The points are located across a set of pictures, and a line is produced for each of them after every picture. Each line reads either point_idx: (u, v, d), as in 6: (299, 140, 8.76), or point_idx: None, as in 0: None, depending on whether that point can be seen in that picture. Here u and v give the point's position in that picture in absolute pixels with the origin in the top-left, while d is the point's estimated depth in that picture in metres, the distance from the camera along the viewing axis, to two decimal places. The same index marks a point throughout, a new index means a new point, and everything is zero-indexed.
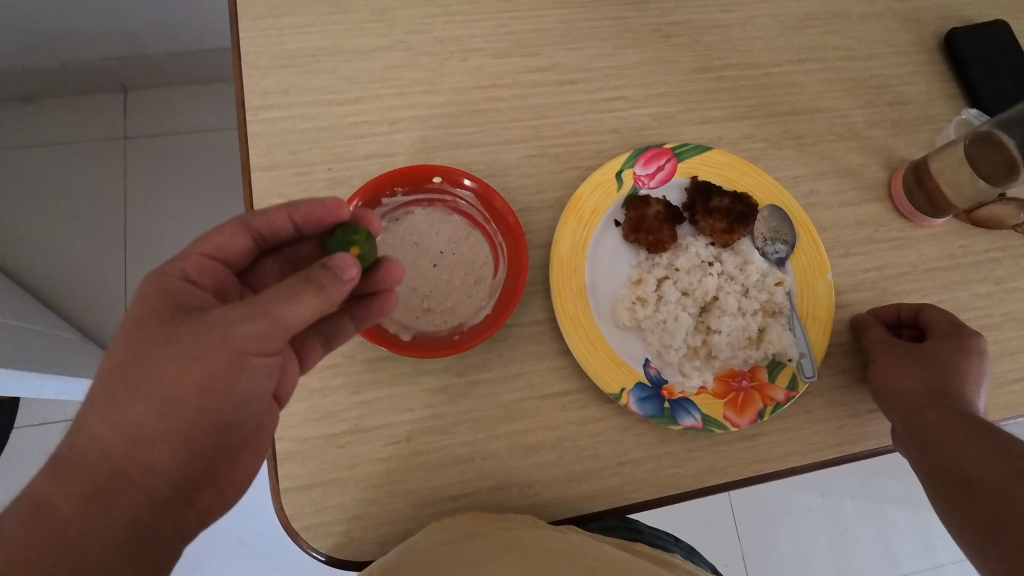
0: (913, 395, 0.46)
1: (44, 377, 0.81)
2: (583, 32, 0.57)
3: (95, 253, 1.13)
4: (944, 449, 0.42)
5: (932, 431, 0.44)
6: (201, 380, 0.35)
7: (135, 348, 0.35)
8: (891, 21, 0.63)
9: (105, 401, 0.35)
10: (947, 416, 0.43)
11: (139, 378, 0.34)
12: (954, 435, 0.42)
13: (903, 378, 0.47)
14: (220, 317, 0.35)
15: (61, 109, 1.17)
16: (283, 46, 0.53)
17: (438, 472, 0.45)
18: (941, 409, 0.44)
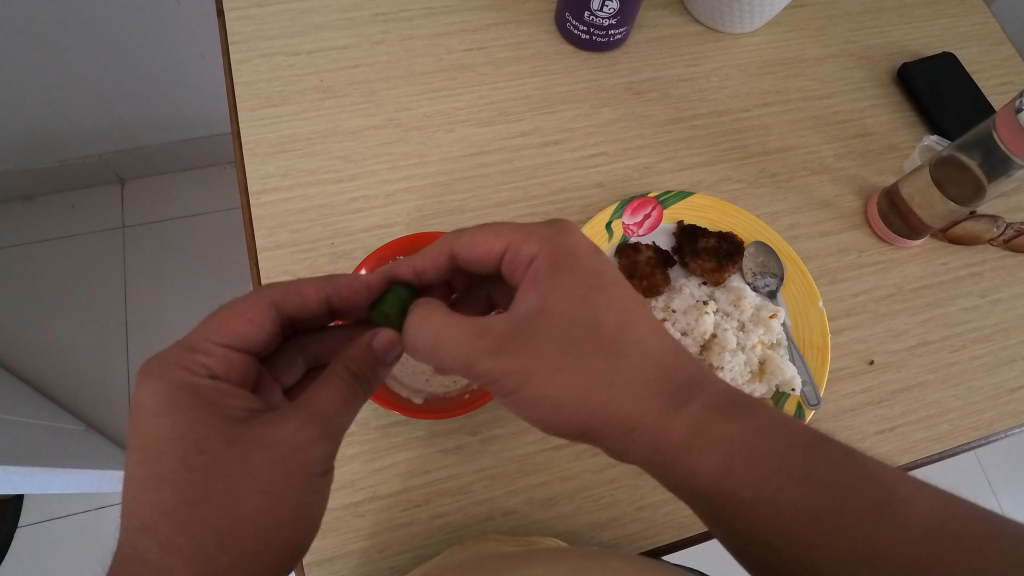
0: (671, 404, 0.35)
1: (51, 472, 0.80)
2: (560, 96, 0.61)
3: (97, 342, 1.14)
4: (760, 484, 0.34)
5: (692, 457, 0.34)
6: (285, 508, 0.34)
7: (206, 485, 0.33)
8: (846, 60, 0.67)
9: (164, 547, 0.32)
10: (744, 447, 0.34)
11: (215, 517, 0.33)
12: (755, 472, 0.34)
13: (626, 383, 0.36)
14: (284, 432, 0.35)
15: (60, 205, 1.21)
16: (280, 132, 0.56)
17: (460, 534, 0.46)
18: (738, 434, 0.35)
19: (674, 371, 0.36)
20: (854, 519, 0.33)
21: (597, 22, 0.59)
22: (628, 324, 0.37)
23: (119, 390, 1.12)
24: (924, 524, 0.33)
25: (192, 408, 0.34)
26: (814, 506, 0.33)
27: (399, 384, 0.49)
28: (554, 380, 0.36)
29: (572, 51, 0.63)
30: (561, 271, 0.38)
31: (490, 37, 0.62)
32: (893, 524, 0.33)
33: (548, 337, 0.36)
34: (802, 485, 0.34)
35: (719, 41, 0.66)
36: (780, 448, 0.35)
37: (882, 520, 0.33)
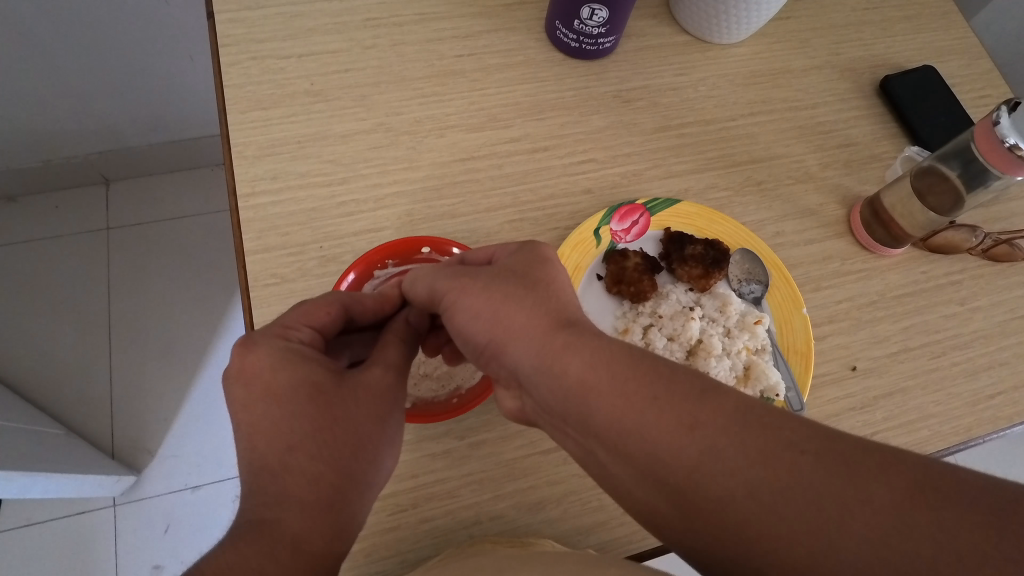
0: (555, 321, 0.36)
1: (31, 477, 0.80)
2: (550, 103, 0.62)
3: (79, 344, 1.13)
4: (616, 386, 0.33)
5: (559, 363, 0.34)
6: (388, 431, 0.38)
7: (333, 410, 0.36)
8: (831, 72, 0.68)
9: (316, 460, 0.35)
10: (612, 356, 0.34)
11: (341, 431, 0.36)
12: (617, 374, 0.33)
13: (524, 300, 0.37)
14: (377, 377, 0.39)
15: (43, 205, 1.19)
16: (270, 135, 0.56)
17: (447, 538, 0.46)
18: (606, 346, 0.35)
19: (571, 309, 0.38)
20: (699, 417, 0.31)
21: (587, 31, 0.60)
22: (547, 275, 0.40)
23: (100, 393, 1.11)
24: (772, 427, 0.30)
25: (304, 359, 0.37)
26: (661, 405, 0.32)
27: None
28: (476, 298, 0.38)
29: (562, 59, 0.64)
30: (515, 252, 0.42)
31: (481, 43, 0.63)
32: (736, 421, 0.31)
33: (477, 280, 0.39)
34: (658, 389, 0.32)
35: (707, 51, 0.67)
36: (644, 360, 0.34)
37: (724, 420, 0.31)
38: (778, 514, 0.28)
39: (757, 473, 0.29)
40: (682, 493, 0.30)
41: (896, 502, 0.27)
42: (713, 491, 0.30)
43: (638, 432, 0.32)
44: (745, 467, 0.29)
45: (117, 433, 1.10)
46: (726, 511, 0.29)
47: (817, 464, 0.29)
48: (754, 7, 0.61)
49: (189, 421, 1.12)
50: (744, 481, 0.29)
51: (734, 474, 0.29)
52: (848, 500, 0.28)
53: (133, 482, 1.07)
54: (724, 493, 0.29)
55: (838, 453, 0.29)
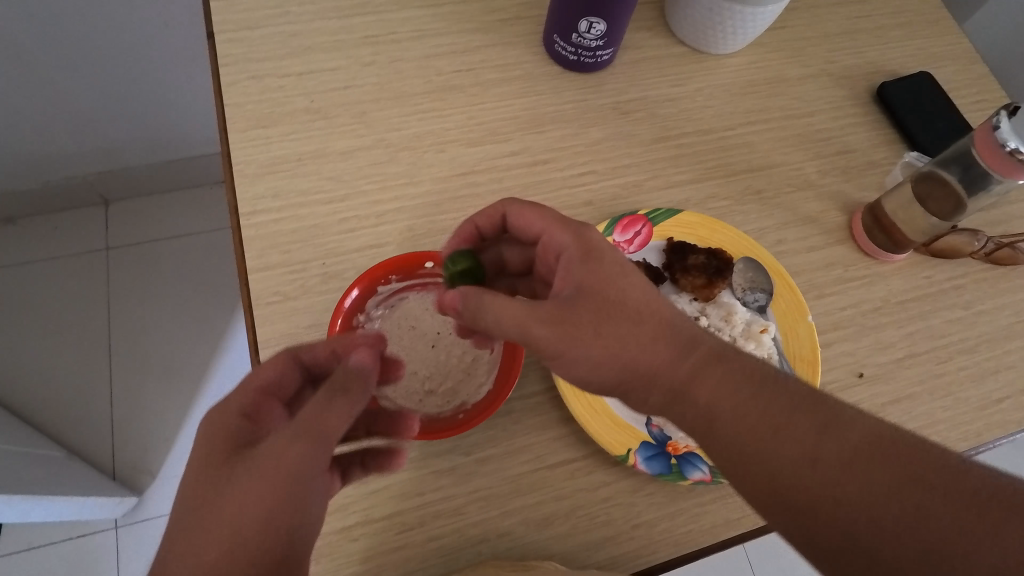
0: (683, 355, 0.38)
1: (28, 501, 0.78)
2: (548, 116, 0.62)
3: (79, 365, 1.12)
4: (742, 414, 0.36)
5: (691, 394, 0.37)
6: (263, 511, 0.34)
7: (201, 492, 0.35)
8: (826, 80, 0.69)
9: (179, 567, 0.33)
10: (733, 384, 0.37)
11: (202, 527, 0.34)
12: (747, 407, 0.36)
13: (652, 338, 0.38)
14: (283, 449, 0.35)
15: (43, 227, 1.19)
16: (270, 154, 0.56)
17: (454, 556, 0.45)
18: (726, 371, 0.37)
19: (680, 321, 0.40)
20: (820, 440, 0.35)
21: (584, 43, 0.60)
22: (651, 297, 0.40)
23: (101, 415, 1.10)
24: (885, 453, 0.34)
25: (211, 433, 0.37)
26: (789, 428, 0.35)
27: (392, 405, 0.48)
28: (589, 345, 0.38)
29: (559, 72, 0.64)
30: (599, 242, 0.42)
31: (479, 58, 0.63)
32: (854, 442, 0.34)
33: (597, 294, 0.40)
34: (779, 414, 0.35)
35: (703, 62, 0.67)
36: (762, 381, 0.37)
37: (839, 441, 0.34)
38: (902, 540, 0.33)
39: (878, 492, 0.33)
40: (807, 510, 0.34)
41: (975, 523, 0.33)
42: (836, 507, 0.33)
43: (767, 459, 0.35)
44: (864, 483, 0.34)
45: (116, 455, 1.09)
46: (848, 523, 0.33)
47: (915, 478, 0.34)
48: (749, 17, 0.61)
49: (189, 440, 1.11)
50: (862, 495, 0.33)
51: (854, 488, 0.34)
52: (941, 515, 0.33)
53: (134, 503, 1.06)
54: (846, 512, 0.33)
55: (946, 480, 0.34)
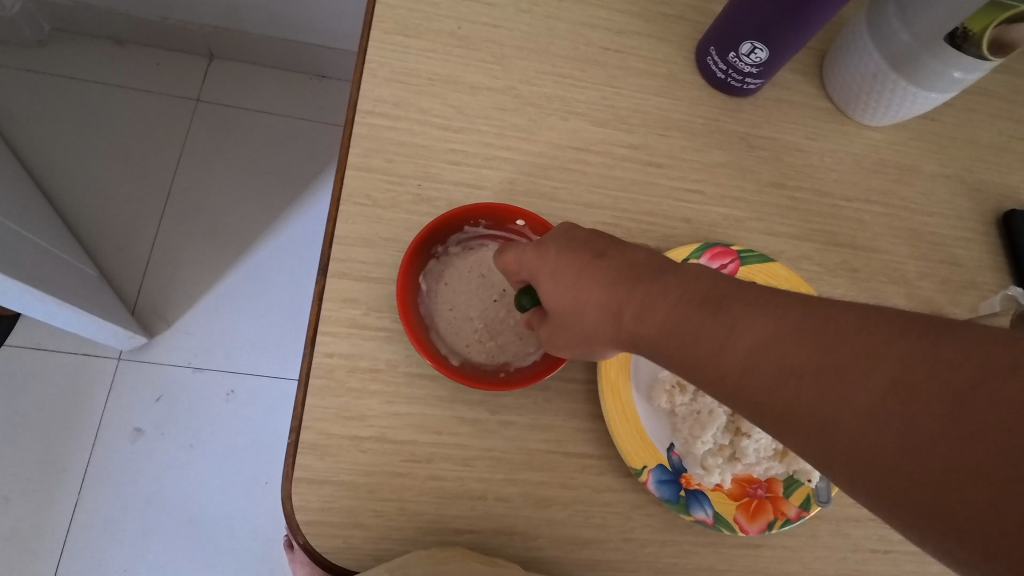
0: (618, 292, 0.39)
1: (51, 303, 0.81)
2: (677, 123, 0.61)
3: (137, 199, 1.15)
4: (800, 398, 0.30)
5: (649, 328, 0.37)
6: None
7: None
8: (958, 186, 0.66)
9: None
10: (769, 346, 0.32)
11: None
12: (714, 344, 0.34)
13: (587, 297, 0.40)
14: None
15: (147, 59, 1.22)
16: (404, 63, 0.56)
17: (449, 502, 0.45)
18: (735, 331, 0.33)
19: (670, 290, 0.37)
20: (888, 399, 0.27)
21: (739, 66, 0.58)
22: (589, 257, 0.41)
23: (140, 251, 1.13)
24: (868, 350, 0.29)
25: None
26: (848, 396, 0.28)
27: (441, 340, 0.49)
28: (568, 329, 0.42)
29: (702, 85, 0.63)
30: (536, 255, 0.43)
31: (630, 43, 0.62)
32: (906, 374, 0.27)
33: (558, 329, 0.43)
34: (827, 376, 0.29)
35: (844, 125, 0.65)
36: (791, 337, 0.31)
37: (908, 386, 0.27)
38: (930, 455, 0.26)
39: (992, 425, 0.24)
40: (953, 507, 0.25)
41: (994, 407, 0.25)
42: (974, 485, 0.24)
43: (847, 450, 0.28)
44: (974, 424, 0.25)
45: (142, 292, 1.12)
46: (1021, 503, 0.23)
47: (1003, 377, 0.25)
48: (910, 97, 0.59)
49: (214, 304, 1.13)
50: (985, 445, 0.24)
51: (975, 442, 0.25)
52: (968, 400, 0.25)
53: (144, 342, 1.08)
54: (991, 488, 0.24)
55: (938, 355, 0.27)
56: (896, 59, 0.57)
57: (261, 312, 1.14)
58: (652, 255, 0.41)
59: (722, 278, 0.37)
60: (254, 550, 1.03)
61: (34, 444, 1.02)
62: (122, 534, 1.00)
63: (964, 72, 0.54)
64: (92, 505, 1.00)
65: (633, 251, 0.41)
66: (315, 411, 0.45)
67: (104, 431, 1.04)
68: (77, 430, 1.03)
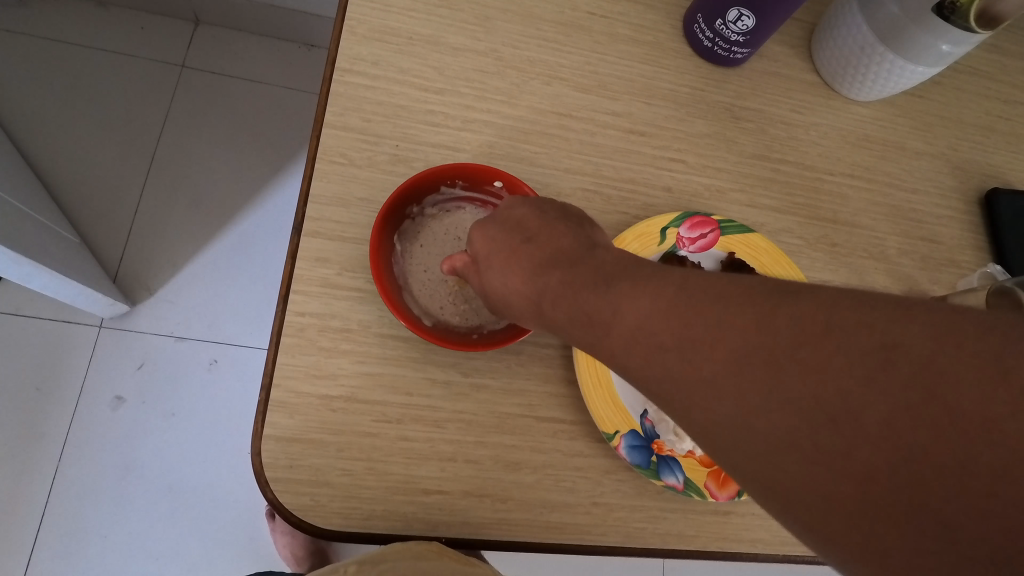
0: (537, 271, 0.39)
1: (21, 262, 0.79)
2: (662, 92, 0.60)
3: (119, 164, 1.14)
4: (658, 370, 0.30)
5: (559, 307, 0.37)
6: None
7: None
8: (942, 164, 0.66)
9: None
10: (641, 321, 0.32)
11: None
12: (609, 323, 0.33)
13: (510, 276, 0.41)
14: None
15: (129, 22, 1.19)
16: (385, 21, 0.55)
17: (419, 463, 0.45)
18: (626, 311, 0.33)
19: (571, 270, 0.37)
20: (726, 370, 0.27)
21: (726, 34, 0.57)
22: (515, 239, 0.42)
23: (123, 217, 1.12)
24: (738, 325, 0.28)
25: None
26: (695, 367, 0.28)
27: (414, 301, 0.49)
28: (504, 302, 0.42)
29: (689, 54, 0.62)
30: (477, 239, 0.44)
31: (617, 9, 0.61)
32: (763, 344, 0.27)
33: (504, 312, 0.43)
34: (683, 349, 0.29)
35: (830, 100, 0.64)
36: (658, 312, 0.31)
37: (743, 357, 0.27)
38: (797, 429, 0.25)
39: (805, 393, 0.25)
40: (823, 484, 0.24)
41: (852, 372, 0.24)
42: (840, 458, 0.24)
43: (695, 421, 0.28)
44: (793, 392, 0.25)
45: (124, 259, 1.10)
46: (881, 472, 0.23)
47: (821, 345, 0.25)
48: (896, 71, 0.58)
49: (197, 272, 1.12)
50: (801, 414, 0.25)
51: (793, 411, 0.25)
52: (829, 368, 0.25)
53: (125, 311, 1.07)
54: (840, 458, 0.24)
55: (800, 324, 0.26)
56: (884, 31, 0.56)
57: (245, 282, 1.14)
58: (577, 238, 0.40)
59: (623, 261, 0.37)
60: (235, 519, 1.03)
61: (12, 409, 1.01)
62: (102, 501, 1.00)
63: (952, 45, 0.53)
64: (72, 472, 1.00)
65: (561, 233, 0.41)
66: (286, 368, 0.45)
67: (86, 397, 1.03)
68: (59, 395, 1.03)
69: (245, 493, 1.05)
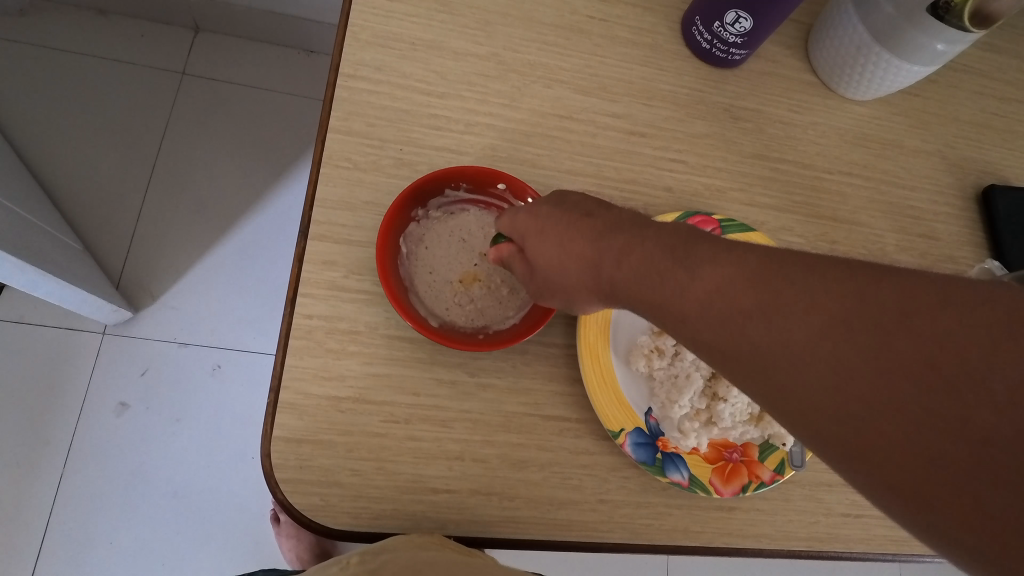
0: (603, 241, 0.40)
1: (23, 270, 0.79)
2: (661, 93, 0.61)
3: (122, 171, 1.14)
4: (743, 336, 0.30)
5: (627, 276, 0.37)
6: None
7: None
8: (939, 161, 0.66)
9: None
10: (725, 287, 0.32)
11: None
12: (688, 288, 0.33)
13: (569, 247, 0.41)
14: None
15: (130, 30, 1.20)
16: (387, 27, 0.55)
17: (427, 463, 0.46)
18: (708, 277, 0.33)
19: (642, 241, 0.38)
20: (826, 334, 0.27)
21: (724, 36, 0.58)
22: (575, 214, 0.42)
23: (125, 223, 1.12)
24: (837, 291, 0.28)
25: None
26: (788, 332, 0.29)
27: (420, 302, 0.49)
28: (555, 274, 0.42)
29: (687, 56, 0.62)
30: (528, 215, 0.44)
31: (615, 13, 0.62)
32: (866, 308, 0.27)
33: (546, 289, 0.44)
34: (774, 315, 0.29)
35: (828, 99, 0.65)
36: (745, 279, 0.31)
37: (843, 321, 0.27)
38: (907, 391, 0.25)
39: (917, 356, 0.25)
40: (935, 446, 0.24)
41: (965, 337, 0.25)
42: (955, 420, 0.24)
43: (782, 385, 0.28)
44: (902, 355, 0.25)
45: (127, 265, 1.11)
46: (1000, 436, 0.23)
47: (933, 313, 0.26)
48: (893, 70, 0.59)
49: (200, 278, 1.12)
50: (911, 376, 0.25)
51: (902, 373, 0.25)
52: (941, 333, 0.25)
53: (129, 317, 1.08)
54: (955, 421, 0.24)
55: (908, 292, 0.27)
56: (880, 31, 0.57)
57: (248, 286, 1.14)
58: (638, 216, 0.41)
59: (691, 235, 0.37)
60: (239, 523, 1.04)
61: (16, 416, 1.01)
62: (108, 506, 1.00)
63: (947, 44, 0.54)
64: (77, 478, 1.00)
65: (620, 212, 0.42)
66: (294, 371, 0.45)
67: (90, 403, 1.04)
68: (63, 402, 1.03)
69: (250, 497, 1.05)
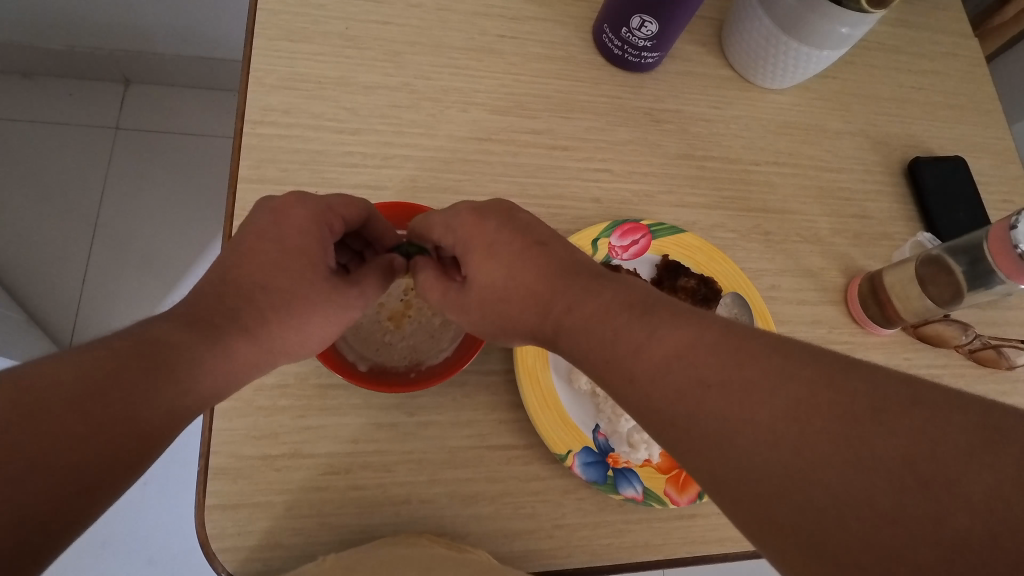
0: (557, 278, 0.38)
1: None
2: (579, 104, 0.61)
3: (63, 235, 1.11)
4: (696, 405, 0.30)
5: (581, 333, 0.36)
6: None
7: None
8: (863, 141, 0.67)
9: None
10: (683, 352, 0.31)
11: None
12: (648, 355, 0.32)
13: (511, 270, 0.40)
14: None
15: (58, 91, 1.17)
16: (293, 69, 0.55)
17: (373, 510, 0.44)
18: (668, 343, 0.32)
19: (597, 289, 0.37)
20: (792, 415, 0.27)
21: (633, 41, 0.58)
22: (518, 236, 0.41)
23: (71, 288, 1.09)
24: (809, 376, 0.28)
25: None
26: (753, 410, 0.28)
27: (349, 347, 0.48)
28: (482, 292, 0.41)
29: (602, 64, 0.62)
30: (467, 229, 0.42)
31: (526, 29, 0.61)
32: (840, 396, 0.27)
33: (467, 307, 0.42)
34: (737, 389, 0.29)
35: (747, 92, 0.66)
36: (706, 347, 0.31)
37: (808, 401, 0.27)
38: (879, 486, 0.25)
39: (892, 452, 0.25)
40: (909, 548, 0.23)
41: (937, 438, 0.25)
42: (928, 521, 0.24)
43: (737, 462, 0.28)
44: (878, 450, 0.25)
45: (76, 331, 1.08)
46: (972, 544, 0.23)
47: (907, 412, 0.26)
48: (803, 58, 0.60)
49: None
50: (888, 474, 0.25)
51: (875, 466, 0.25)
52: (922, 436, 0.25)
53: None
54: (930, 523, 0.23)
55: (881, 387, 0.27)
56: (785, 22, 0.57)
57: None
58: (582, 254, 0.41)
59: (639, 286, 0.37)
60: None
61: None
62: None
63: (851, 28, 0.55)
64: None
65: (572, 247, 0.42)
66: (222, 434, 0.44)
67: None
68: None
69: None
